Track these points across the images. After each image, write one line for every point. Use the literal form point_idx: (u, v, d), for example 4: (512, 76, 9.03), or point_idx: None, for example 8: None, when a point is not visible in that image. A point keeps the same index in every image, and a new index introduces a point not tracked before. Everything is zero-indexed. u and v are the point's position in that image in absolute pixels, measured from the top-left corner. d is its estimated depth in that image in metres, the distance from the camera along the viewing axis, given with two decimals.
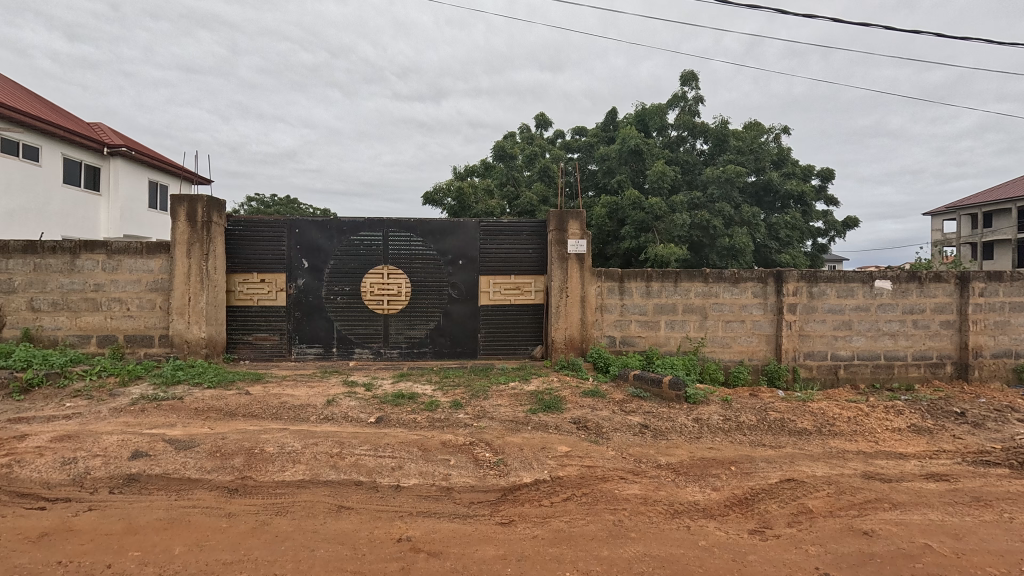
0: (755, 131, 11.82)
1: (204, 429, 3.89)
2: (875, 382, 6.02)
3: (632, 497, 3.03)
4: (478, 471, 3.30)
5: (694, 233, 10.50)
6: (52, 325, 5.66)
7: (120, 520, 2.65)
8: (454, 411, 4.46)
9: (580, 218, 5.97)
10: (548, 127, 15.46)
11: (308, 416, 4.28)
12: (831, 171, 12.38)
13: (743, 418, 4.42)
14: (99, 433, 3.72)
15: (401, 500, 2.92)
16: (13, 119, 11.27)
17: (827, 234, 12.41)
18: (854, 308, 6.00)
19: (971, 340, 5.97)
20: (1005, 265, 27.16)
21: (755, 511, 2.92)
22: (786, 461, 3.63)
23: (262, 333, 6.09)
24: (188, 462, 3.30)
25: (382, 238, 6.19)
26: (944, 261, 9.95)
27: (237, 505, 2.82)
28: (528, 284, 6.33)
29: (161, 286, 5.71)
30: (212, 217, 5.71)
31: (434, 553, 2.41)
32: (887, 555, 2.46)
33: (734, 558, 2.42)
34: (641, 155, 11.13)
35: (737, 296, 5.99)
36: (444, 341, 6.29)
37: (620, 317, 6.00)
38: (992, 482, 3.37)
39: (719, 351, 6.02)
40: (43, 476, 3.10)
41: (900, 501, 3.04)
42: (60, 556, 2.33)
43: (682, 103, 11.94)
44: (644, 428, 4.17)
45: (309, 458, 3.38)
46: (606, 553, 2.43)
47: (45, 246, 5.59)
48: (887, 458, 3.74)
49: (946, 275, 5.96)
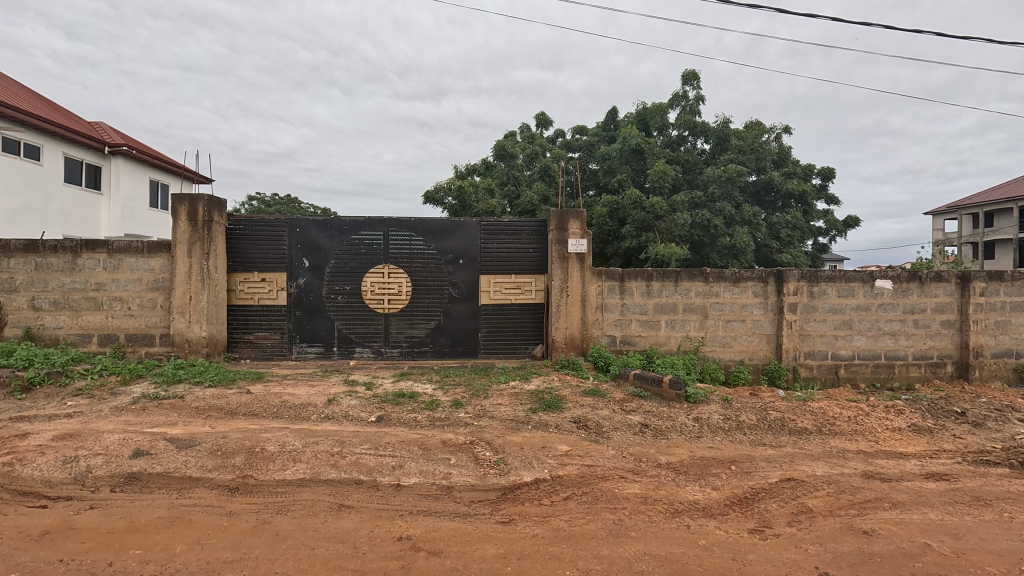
0: (755, 131, 11.81)
1: (204, 428, 3.89)
2: (876, 382, 6.01)
3: (632, 496, 3.03)
4: (478, 470, 3.31)
5: (694, 233, 10.49)
6: (53, 324, 5.67)
7: (121, 518, 2.66)
8: (454, 410, 4.47)
9: (580, 218, 5.98)
10: (548, 127, 15.46)
11: (308, 415, 4.29)
12: (831, 170, 12.37)
13: (744, 418, 4.42)
14: (100, 431, 3.73)
15: (401, 499, 2.92)
16: (17, 119, 11.33)
17: (828, 234, 12.39)
18: (854, 308, 6.00)
19: (972, 340, 5.96)
20: (1005, 265, 27.09)
21: (755, 510, 2.92)
22: (785, 460, 3.63)
23: (263, 332, 6.10)
24: (188, 460, 3.31)
25: (382, 238, 6.19)
26: (944, 261, 9.82)
27: (237, 504, 2.83)
28: (528, 283, 6.33)
29: (161, 286, 5.72)
30: (213, 216, 5.72)
31: (434, 552, 2.41)
32: (886, 554, 2.47)
33: (734, 557, 2.43)
34: (642, 155, 11.12)
35: (737, 296, 5.99)
36: (444, 340, 6.29)
37: (620, 317, 6.00)
38: (992, 482, 3.36)
39: (719, 351, 6.02)
40: (45, 474, 3.11)
41: (900, 501, 3.04)
42: (61, 554, 2.35)
43: (682, 103, 11.94)
44: (644, 428, 4.17)
45: (309, 456, 3.39)
46: (605, 552, 2.44)
47: (46, 246, 5.60)
48: (887, 457, 3.74)
49: (946, 275, 5.95)
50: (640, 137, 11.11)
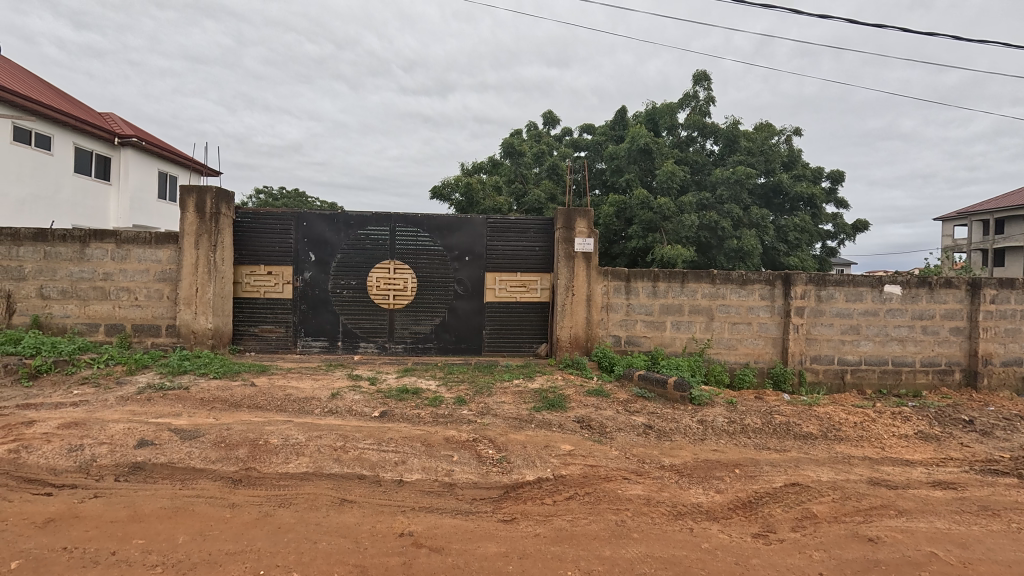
0: (765, 133, 11.69)
1: (208, 419, 3.91)
2: (882, 388, 5.95)
3: (635, 497, 3.02)
4: (481, 468, 3.30)
5: (702, 234, 10.44)
6: (61, 312, 5.71)
7: (125, 508, 2.67)
8: (458, 407, 4.47)
9: (587, 217, 5.94)
10: (555, 125, 15.38)
11: (312, 409, 4.29)
12: (842, 173, 12.23)
13: (748, 421, 4.38)
14: (106, 420, 3.75)
15: (404, 495, 2.93)
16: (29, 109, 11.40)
17: (835, 238, 12.29)
18: (862, 313, 5.93)
19: (981, 347, 5.90)
20: (1016, 273, 26.94)
21: (758, 514, 2.90)
22: (790, 465, 3.60)
23: (268, 325, 6.11)
24: (192, 451, 3.31)
25: (388, 233, 6.19)
26: (954, 266, 9.62)
27: (241, 496, 2.83)
28: (534, 282, 6.31)
29: (169, 277, 5.76)
30: (221, 209, 5.74)
31: (436, 549, 2.41)
32: (892, 562, 2.44)
33: (737, 561, 2.41)
34: (651, 155, 11.03)
35: (744, 298, 5.95)
36: (449, 337, 6.29)
37: (625, 317, 5.98)
38: (1000, 491, 3.32)
39: (725, 353, 5.98)
40: (50, 462, 3.13)
41: (907, 509, 3.01)
42: (65, 542, 2.36)
43: (693, 103, 11.83)
44: (648, 429, 4.14)
45: (312, 450, 3.39)
46: (608, 553, 2.43)
47: (55, 235, 5.64)
48: (894, 465, 3.70)
49: (956, 281, 5.89)
50: (649, 136, 11.01)
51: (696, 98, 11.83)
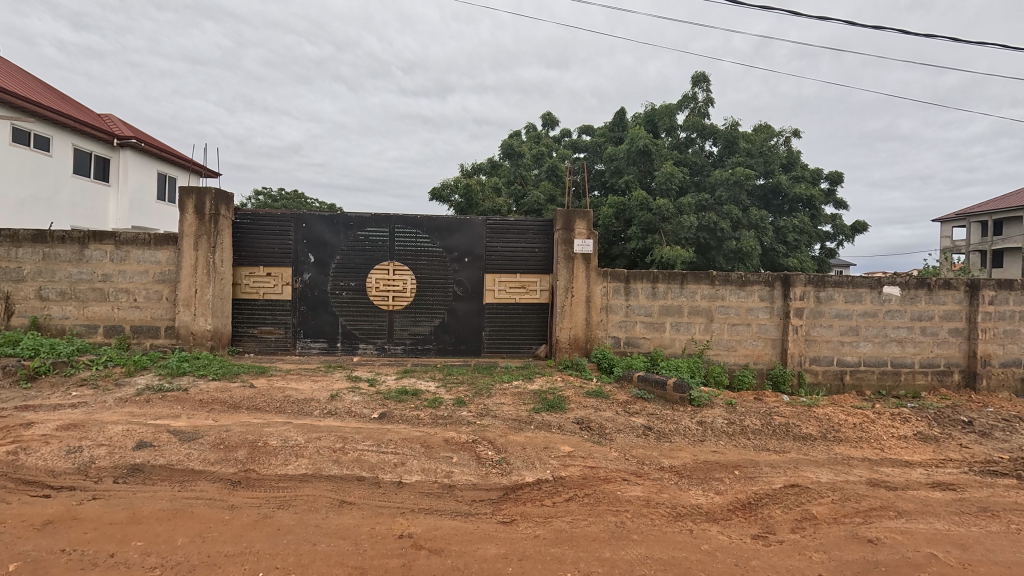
0: (764, 135, 11.70)
1: (207, 421, 3.90)
2: (881, 389, 5.96)
3: (635, 498, 3.01)
4: (480, 469, 3.30)
5: (701, 236, 10.45)
6: (60, 314, 5.70)
7: (124, 509, 2.67)
8: (457, 409, 4.46)
9: (586, 218, 5.95)
10: (554, 126, 15.40)
11: (311, 410, 4.29)
12: (841, 175, 12.25)
13: (748, 422, 4.38)
14: (105, 422, 3.74)
15: (403, 496, 2.93)
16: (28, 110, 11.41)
17: (834, 239, 12.31)
18: (862, 314, 5.94)
19: (980, 348, 5.91)
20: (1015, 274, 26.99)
21: (758, 515, 2.90)
22: (790, 466, 3.59)
23: (268, 326, 6.11)
24: (191, 453, 3.31)
25: (387, 234, 6.19)
26: (953, 267, 9.62)
27: (240, 498, 2.83)
28: (533, 283, 6.31)
29: (168, 278, 5.75)
30: (220, 210, 5.73)
31: (435, 551, 2.40)
32: (892, 563, 2.44)
33: (737, 563, 2.41)
34: (650, 156, 11.05)
35: (743, 299, 5.95)
36: (449, 338, 6.28)
37: (624, 318, 5.98)
38: (1000, 492, 3.33)
39: (724, 354, 5.98)
40: (49, 464, 3.13)
41: (906, 510, 3.01)
42: (64, 543, 2.35)
43: (692, 104, 11.84)
44: (647, 430, 4.14)
45: (312, 451, 3.39)
46: (607, 554, 2.42)
47: (54, 236, 5.63)
48: (893, 466, 3.70)
49: (955, 283, 5.90)
50: (648, 137, 11.02)
51: (695, 99, 11.85)
